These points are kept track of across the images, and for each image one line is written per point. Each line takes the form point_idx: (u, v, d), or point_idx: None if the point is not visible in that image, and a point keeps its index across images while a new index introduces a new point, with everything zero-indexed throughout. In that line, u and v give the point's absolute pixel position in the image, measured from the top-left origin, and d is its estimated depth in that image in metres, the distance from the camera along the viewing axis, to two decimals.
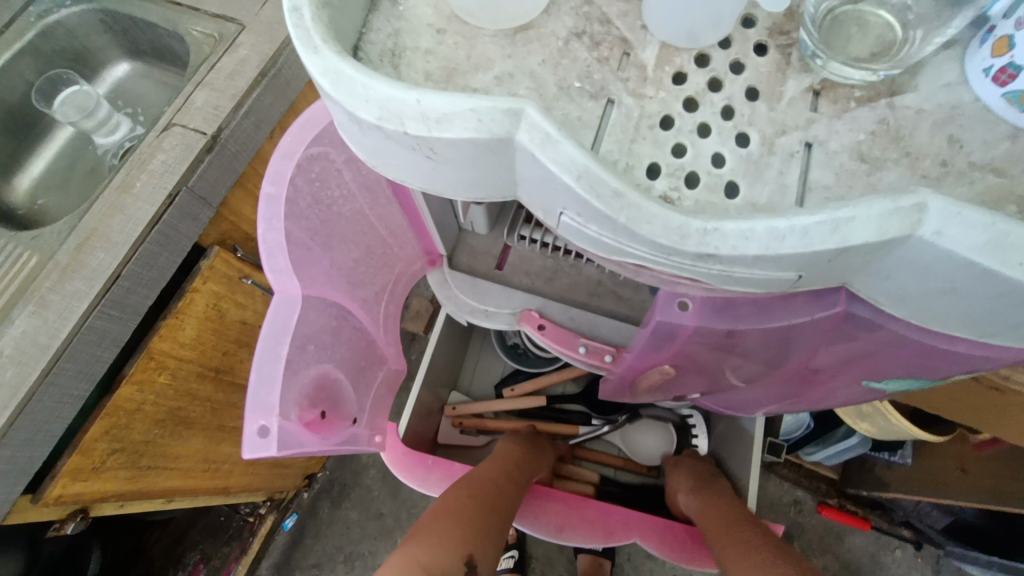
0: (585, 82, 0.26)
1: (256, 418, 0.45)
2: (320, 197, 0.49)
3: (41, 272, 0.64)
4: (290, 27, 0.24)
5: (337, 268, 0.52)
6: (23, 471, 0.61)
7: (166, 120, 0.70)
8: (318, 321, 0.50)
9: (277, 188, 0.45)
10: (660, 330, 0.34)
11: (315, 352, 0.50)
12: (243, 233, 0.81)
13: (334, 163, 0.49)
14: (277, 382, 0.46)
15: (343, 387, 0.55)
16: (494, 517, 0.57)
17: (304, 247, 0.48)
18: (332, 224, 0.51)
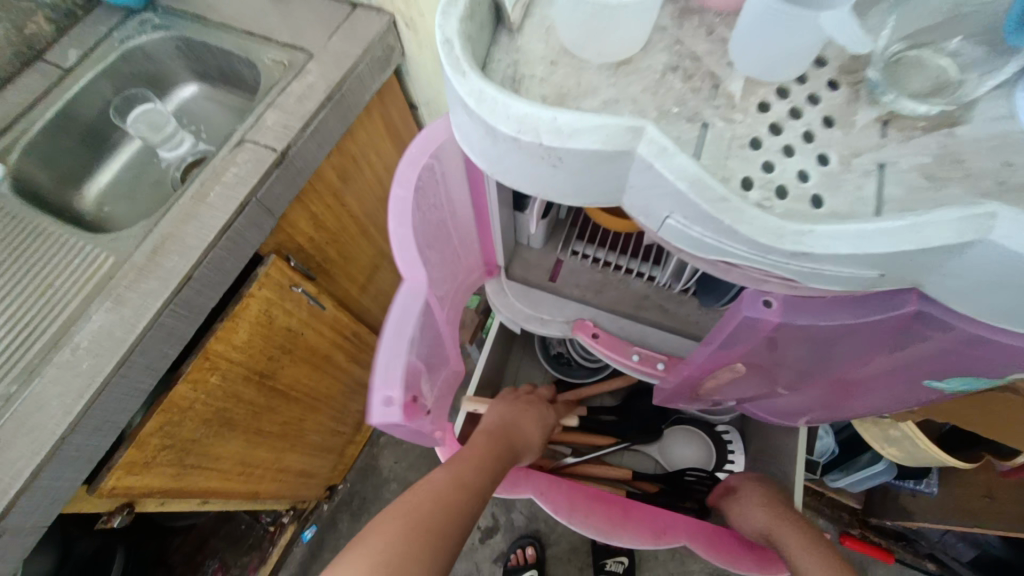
0: (681, 108, 0.30)
1: (381, 390, 0.48)
2: (433, 201, 0.52)
3: (118, 272, 0.68)
4: (441, 56, 0.29)
5: (443, 262, 0.57)
6: (89, 460, 0.63)
7: (240, 137, 0.76)
8: (428, 312, 0.54)
9: (406, 189, 0.48)
10: (742, 328, 0.37)
11: (419, 341, 0.54)
12: (297, 244, 0.85)
13: (440, 172, 0.51)
14: (401, 359, 0.49)
15: (423, 378, 0.58)
16: (470, 504, 0.57)
17: (423, 242, 0.52)
18: (439, 226, 0.55)
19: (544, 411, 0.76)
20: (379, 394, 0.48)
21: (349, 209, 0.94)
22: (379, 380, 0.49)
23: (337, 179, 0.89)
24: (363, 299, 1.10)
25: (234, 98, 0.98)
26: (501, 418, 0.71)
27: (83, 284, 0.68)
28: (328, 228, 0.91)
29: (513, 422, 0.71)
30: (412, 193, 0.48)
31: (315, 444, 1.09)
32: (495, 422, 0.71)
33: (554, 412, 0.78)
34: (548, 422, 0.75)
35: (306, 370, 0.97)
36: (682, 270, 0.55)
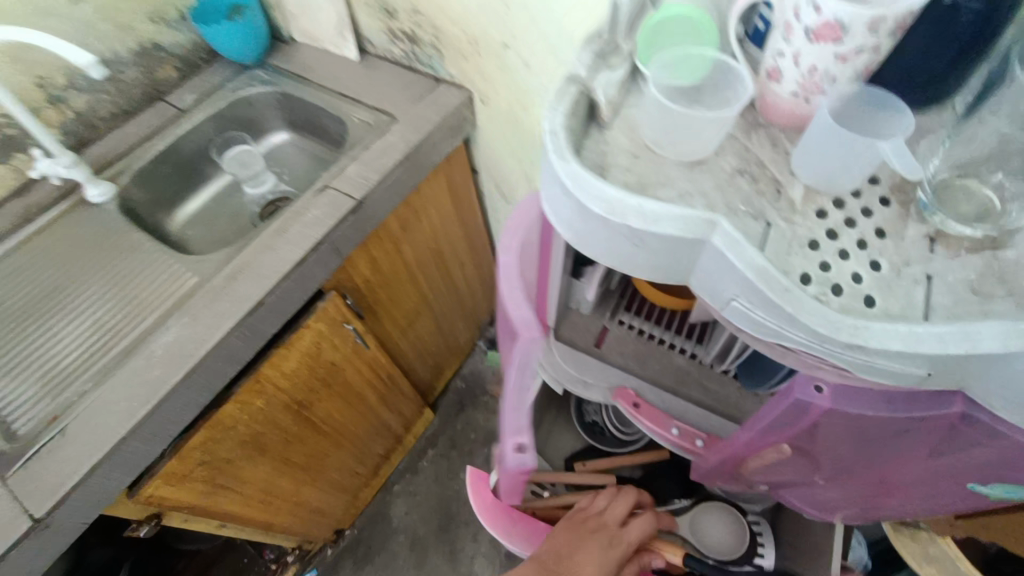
0: (748, 206, 0.34)
1: (512, 438, 0.58)
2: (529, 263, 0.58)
3: (197, 291, 0.74)
4: (547, 144, 0.35)
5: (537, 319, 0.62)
6: (137, 463, 0.67)
7: (323, 183, 0.84)
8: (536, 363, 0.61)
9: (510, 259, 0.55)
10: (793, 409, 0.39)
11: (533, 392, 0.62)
12: (354, 284, 0.91)
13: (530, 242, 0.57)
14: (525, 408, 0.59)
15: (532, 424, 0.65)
16: None
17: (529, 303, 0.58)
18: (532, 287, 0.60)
19: (608, 546, 0.68)
20: (511, 442, 0.58)
21: (404, 257, 1.01)
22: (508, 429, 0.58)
23: (397, 227, 0.95)
24: (401, 343, 1.14)
25: (317, 147, 1.08)
26: (558, 545, 0.69)
27: (165, 297, 0.75)
28: (382, 270, 0.97)
29: (563, 552, 0.68)
30: (516, 258, 0.55)
31: (333, 482, 1.10)
32: (552, 543, 0.69)
33: (618, 549, 0.68)
34: (602, 558, 0.66)
35: (339, 406, 1.00)
36: (730, 351, 0.57)
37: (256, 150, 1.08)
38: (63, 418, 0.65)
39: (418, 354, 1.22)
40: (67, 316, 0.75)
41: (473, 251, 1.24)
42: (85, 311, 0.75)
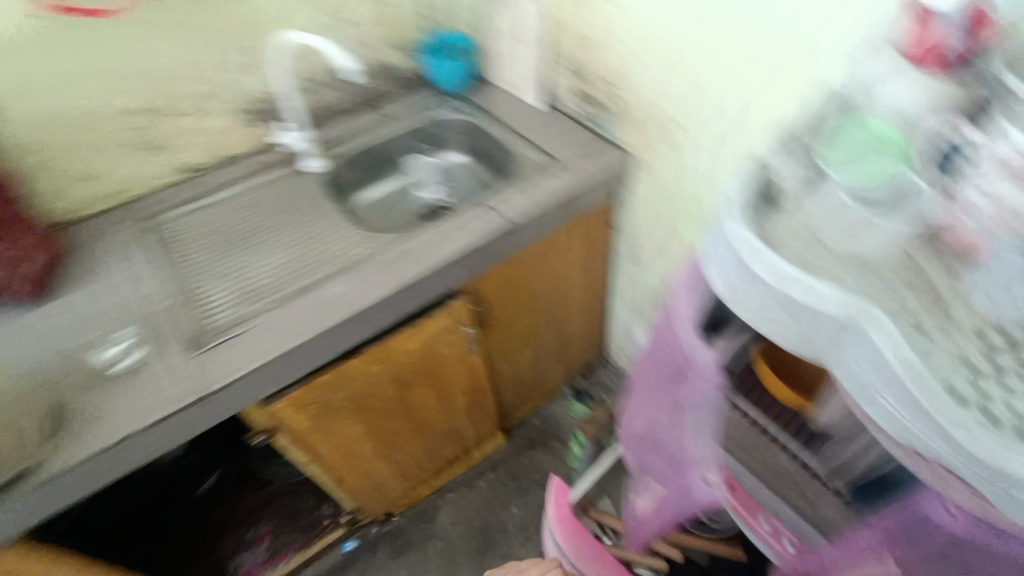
0: (912, 313, 0.40)
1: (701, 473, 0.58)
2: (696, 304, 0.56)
3: (365, 260, 0.89)
4: (731, 214, 0.43)
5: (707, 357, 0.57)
6: (280, 378, 0.80)
7: (486, 202, 0.96)
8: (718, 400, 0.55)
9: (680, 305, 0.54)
10: (913, 523, 0.41)
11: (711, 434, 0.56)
12: (483, 295, 1.01)
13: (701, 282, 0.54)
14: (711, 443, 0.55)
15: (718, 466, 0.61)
16: None
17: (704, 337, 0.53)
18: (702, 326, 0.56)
19: None
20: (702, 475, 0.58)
21: (529, 286, 1.09)
22: (699, 464, 0.57)
23: (535, 257, 1.04)
24: (497, 364, 1.20)
25: (484, 173, 1.23)
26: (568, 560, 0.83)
27: (339, 260, 0.92)
28: (509, 291, 1.06)
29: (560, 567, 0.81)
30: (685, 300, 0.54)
31: (401, 466, 1.18)
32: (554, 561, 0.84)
33: None
34: None
35: (431, 399, 1.08)
36: (847, 468, 0.56)
37: (432, 161, 1.25)
38: (245, 327, 0.81)
39: (508, 380, 1.27)
40: (266, 252, 0.95)
41: (587, 301, 1.29)
42: (281, 253, 0.95)
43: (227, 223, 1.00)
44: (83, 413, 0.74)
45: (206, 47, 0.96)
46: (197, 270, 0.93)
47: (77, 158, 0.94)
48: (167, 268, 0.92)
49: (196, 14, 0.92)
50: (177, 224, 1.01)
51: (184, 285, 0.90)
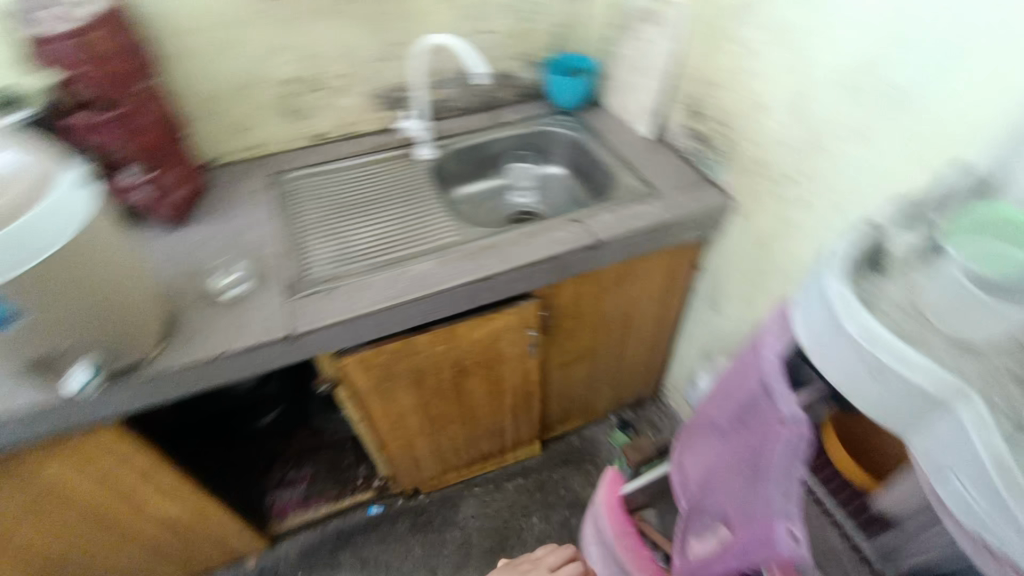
0: (1008, 410, 0.37)
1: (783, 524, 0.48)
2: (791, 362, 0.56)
3: (454, 247, 0.95)
4: (829, 267, 0.44)
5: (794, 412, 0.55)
6: (356, 335, 0.87)
7: (577, 217, 0.99)
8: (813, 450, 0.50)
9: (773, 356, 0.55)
10: None
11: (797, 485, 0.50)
12: (554, 305, 1.04)
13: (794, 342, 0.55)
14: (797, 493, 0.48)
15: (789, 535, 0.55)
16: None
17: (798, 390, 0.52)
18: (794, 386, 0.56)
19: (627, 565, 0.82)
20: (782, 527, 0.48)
21: (599, 306, 1.10)
22: (780, 514, 0.49)
23: (612, 280, 1.05)
24: (550, 375, 1.22)
25: (580, 191, 1.26)
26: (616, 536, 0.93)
27: (431, 243, 0.99)
28: (580, 306, 1.07)
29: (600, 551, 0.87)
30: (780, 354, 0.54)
31: (438, 449, 1.22)
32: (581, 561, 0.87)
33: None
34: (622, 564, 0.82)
35: (482, 392, 1.12)
36: (899, 559, 0.55)
37: (532, 171, 1.31)
38: (338, 283, 0.89)
39: (556, 393, 1.28)
40: (368, 221, 1.04)
41: (654, 334, 1.27)
42: (381, 225, 1.04)
43: (341, 189, 1.11)
44: (194, 326, 0.85)
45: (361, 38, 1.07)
46: (308, 225, 1.04)
47: (236, 112, 1.08)
48: (284, 218, 1.04)
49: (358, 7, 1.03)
50: (300, 182, 1.13)
51: (295, 236, 1.01)
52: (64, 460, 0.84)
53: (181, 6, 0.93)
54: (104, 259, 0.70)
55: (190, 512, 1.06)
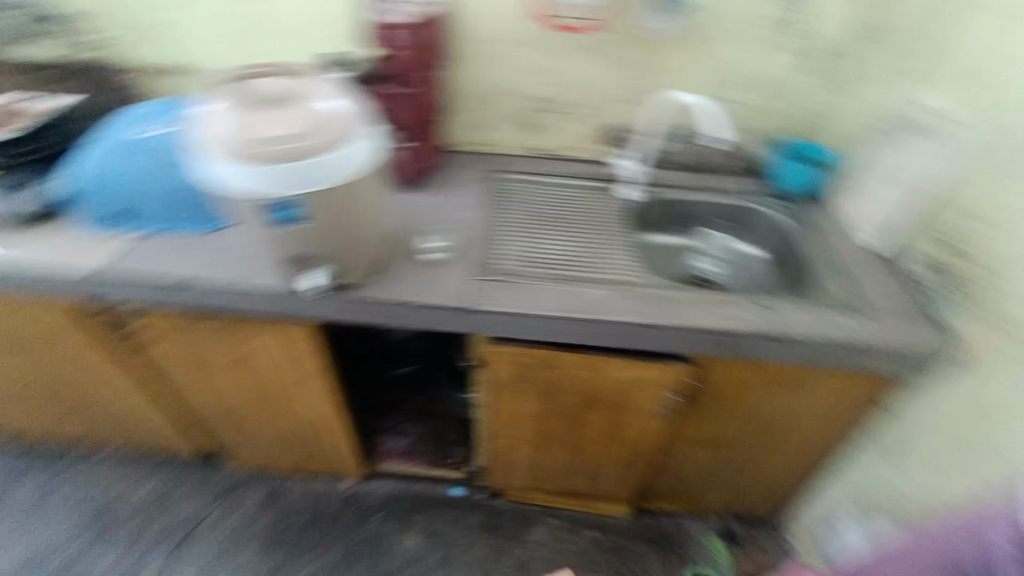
0: None
1: None
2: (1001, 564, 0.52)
3: (631, 286, 0.97)
4: None
5: None
6: (519, 329, 0.94)
7: (766, 302, 0.94)
8: None
9: None
10: None
11: None
12: (707, 380, 1.00)
13: None
14: None
15: None
16: None
17: None
18: None
19: None
20: None
21: (748, 401, 1.02)
22: None
23: (779, 381, 0.98)
24: (668, 446, 1.16)
25: (770, 279, 1.15)
26: None
27: (609, 271, 1.02)
28: (732, 393, 1.01)
29: None
30: None
31: (534, 462, 1.25)
32: None
33: None
34: None
35: (600, 430, 1.12)
36: None
37: (713, 239, 1.23)
38: (518, 280, 0.97)
39: (664, 465, 1.23)
40: (561, 237, 1.08)
41: (795, 455, 1.15)
42: (571, 244, 1.07)
43: (545, 201, 1.16)
44: (396, 272, 0.99)
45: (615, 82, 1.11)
46: (507, 222, 1.11)
47: (482, 111, 1.18)
48: (490, 208, 1.13)
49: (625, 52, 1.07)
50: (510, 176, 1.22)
51: (493, 226, 1.09)
52: (272, 341, 1.04)
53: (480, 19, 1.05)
54: (361, 206, 0.84)
55: (326, 417, 1.25)
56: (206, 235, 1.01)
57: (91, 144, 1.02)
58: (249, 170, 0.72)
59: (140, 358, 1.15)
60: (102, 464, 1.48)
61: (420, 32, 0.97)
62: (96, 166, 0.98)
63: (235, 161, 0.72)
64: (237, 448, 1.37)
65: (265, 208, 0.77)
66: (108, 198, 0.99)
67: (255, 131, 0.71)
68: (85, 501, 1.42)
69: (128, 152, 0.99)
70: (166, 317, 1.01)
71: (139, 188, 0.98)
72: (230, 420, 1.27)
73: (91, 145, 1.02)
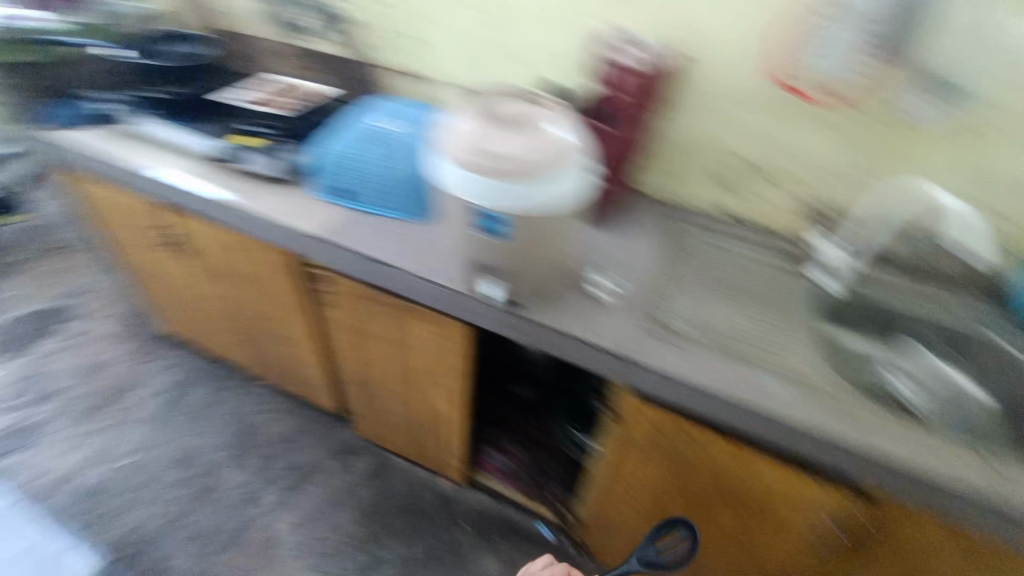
0: None
1: None
2: None
3: (817, 388, 0.83)
4: None
5: None
6: (673, 397, 0.86)
7: (998, 460, 0.75)
8: None
9: None
10: None
11: None
12: (882, 523, 0.83)
13: None
14: None
15: None
16: None
17: None
18: None
19: None
20: None
21: (930, 566, 0.84)
22: None
23: (984, 558, 0.78)
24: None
25: None
26: None
27: (793, 366, 0.87)
28: (909, 547, 0.84)
29: None
30: None
31: (634, 532, 1.18)
32: None
33: None
34: None
35: (725, 527, 1.00)
36: None
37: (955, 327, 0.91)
38: (684, 344, 0.89)
39: None
40: (739, 311, 0.97)
41: None
42: (749, 322, 0.96)
43: (726, 268, 1.07)
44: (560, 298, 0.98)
45: (849, 160, 0.98)
46: (681, 278, 1.03)
47: (680, 163, 1.13)
48: (665, 258, 1.06)
49: (875, 131, 0.94)
50: (695, 229, 1.14)
51: (665, 278, 1.02)
52: (428, 330, 1.11)
53: (713, 72, 1.00)
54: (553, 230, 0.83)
55: (448, 412, 1.29)
56: (412, 223, 1.13)
57: (336, 129, 1.18)
58: (468, 175, 0.75)
59: (319, 312, 1.31)
60: (257, 391, 1.72)
61: (649, 80, 0.96)
62: (338, 150, 1.13)
63: (460, 165, 0.75)
64: (362, 415, 1.49)
65: (474, 212, 0.80)
66: (339, 176, 1.14)
67: (488, 141, 0.74)
68: (237, 418, 1.65)
69: (364, 140, 1.13)
70: (352, 286, 1.13)
71: (365, 173, 1.12)
72: (366, 386, 1.38)
73: (336, 129, 1.18)
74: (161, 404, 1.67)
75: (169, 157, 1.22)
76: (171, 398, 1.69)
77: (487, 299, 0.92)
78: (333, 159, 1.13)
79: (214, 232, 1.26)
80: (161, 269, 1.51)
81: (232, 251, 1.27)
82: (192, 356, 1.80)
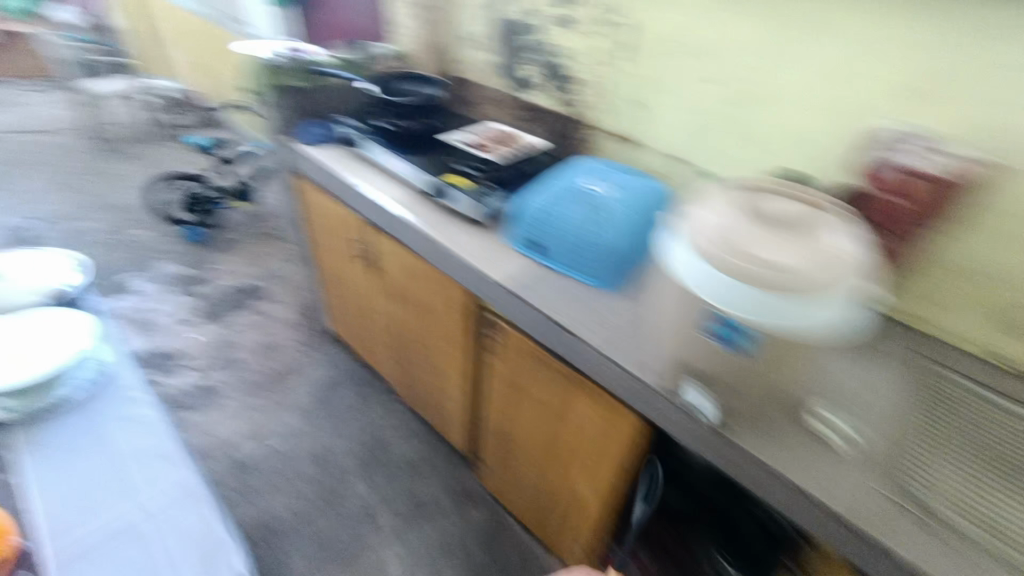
0: None
1: None
2: None
3: None
4: None
5: None
6: None
7: None
8: None
9: None
10: None
11: None
12: None
13: None
14: None
15: None
16: None
17: None
18: None
19: None
20: None
21: None
22: None
23: None
24: None
25: None
26: None
27: None
28: None
29: None
30: None
31: None
32: None
33: None
34: None
35: None
36: None
37: None
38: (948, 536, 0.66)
39: None
40: None
41: None
42: None
43: (1007, 440, 0.79)
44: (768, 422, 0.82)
45: None
46: (937, 439, 0.79)
47: (943, 287, 0.93)
48: (914, 409, 0.84)
49: None
50: (953, 375, 0.91)
51: (921, 440, 0.80)
52: (593, 411, 1.02)
53: None
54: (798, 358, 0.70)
55: (586, 499, 1.17)
56: (601, 293, 1.06)
57: (542, 184, 1.17)
58: (711, 272, 0.63)
59: (477, 355, 1.31)
60: (395, 406, 1.79)
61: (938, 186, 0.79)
62: (545, 207, 1.10)
63: (705, 260, 0.64)
64: (490, 466, 1.44)
65: (714, 317, 0.66)
66: (538, 232, 1.11)
67: (745, 240, 0.62)
68: (372, 429, 1.71)
69: (571, 201, 1.09)
70: (520, 339, 1.10)
71: (564, 232, 1.07)
72: (505, 441, 1.33)
73: (543, 184, 1.16)
74: (313, 396, 1.80)
75: (389, 185, 1.32)
76: (322, 393, 1.81)
77: (692, 408, 0.79)
78: (537, 213, 1.11)
79: (403, 256, 1.32)
80: (347, 277, 1.64)
81: (415, 278, 1.33)
82: (346, 358, 1.94)
